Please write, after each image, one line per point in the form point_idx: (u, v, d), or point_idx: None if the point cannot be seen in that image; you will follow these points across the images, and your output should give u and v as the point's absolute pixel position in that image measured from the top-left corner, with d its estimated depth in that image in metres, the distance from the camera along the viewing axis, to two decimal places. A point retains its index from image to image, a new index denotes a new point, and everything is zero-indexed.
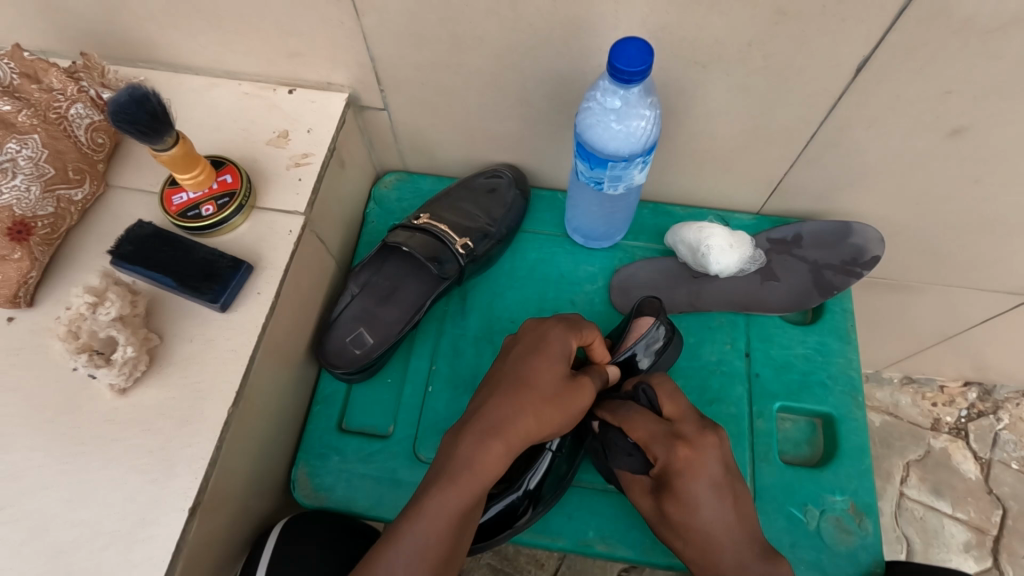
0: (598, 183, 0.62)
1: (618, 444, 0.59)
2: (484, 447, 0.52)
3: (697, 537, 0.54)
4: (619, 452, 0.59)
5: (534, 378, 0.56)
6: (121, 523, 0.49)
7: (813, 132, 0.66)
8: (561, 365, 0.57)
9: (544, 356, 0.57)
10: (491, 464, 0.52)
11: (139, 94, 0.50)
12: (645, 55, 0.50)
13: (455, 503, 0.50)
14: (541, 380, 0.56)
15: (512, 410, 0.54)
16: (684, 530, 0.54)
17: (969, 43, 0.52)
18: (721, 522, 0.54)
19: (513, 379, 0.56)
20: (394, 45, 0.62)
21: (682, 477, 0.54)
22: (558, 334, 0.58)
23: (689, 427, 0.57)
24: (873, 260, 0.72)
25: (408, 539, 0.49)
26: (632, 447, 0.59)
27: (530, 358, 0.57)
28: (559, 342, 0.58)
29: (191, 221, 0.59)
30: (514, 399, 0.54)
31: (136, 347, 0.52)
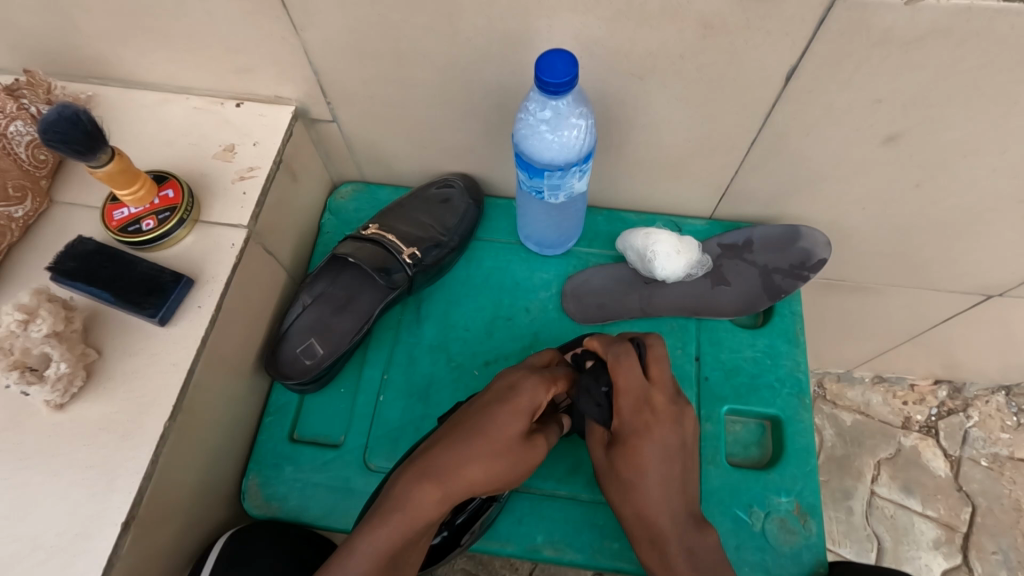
0: (539, 193, 0.62)
1: (589, 391, 0.60)
2: (420, 488, 0.50)
3: (647, 468, 0.56)
4: (588, 398, 0.60)
5: (494, 427, 0.53)
6: (53, 540, 0.49)
7: (754, 140, 0.66)
8: (524, 418, 0.54)
9: (512, 404, 0.54)
10: (423, 509, 0.50)
11: (69, 113, 0.50)
12: (570, 68, 0.50)
13: (386, 544, 0.49)
14: (500, 429, 0.53)
15: (466, 455, 0.52)
16: (627, 477, 0.56)
17: (892, 53, 0.52)
18: (671, 488, 0.56)
19: (473, 422, 0.54)
20: (336, 59, 0.63)
21: (638, 438, 0.57)
22: (534, 382, 0.56)
23: (661, 392, 0.59)
24: (819, 264, 0.73)
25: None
26: (603, 398, 0.60)
27: (495, 404, 0.55)
28: (534, 390, 0.56)
29: (133, 236, 0.59)
30: (470, 442, 0.52)
31: (70, 363, 0.52)
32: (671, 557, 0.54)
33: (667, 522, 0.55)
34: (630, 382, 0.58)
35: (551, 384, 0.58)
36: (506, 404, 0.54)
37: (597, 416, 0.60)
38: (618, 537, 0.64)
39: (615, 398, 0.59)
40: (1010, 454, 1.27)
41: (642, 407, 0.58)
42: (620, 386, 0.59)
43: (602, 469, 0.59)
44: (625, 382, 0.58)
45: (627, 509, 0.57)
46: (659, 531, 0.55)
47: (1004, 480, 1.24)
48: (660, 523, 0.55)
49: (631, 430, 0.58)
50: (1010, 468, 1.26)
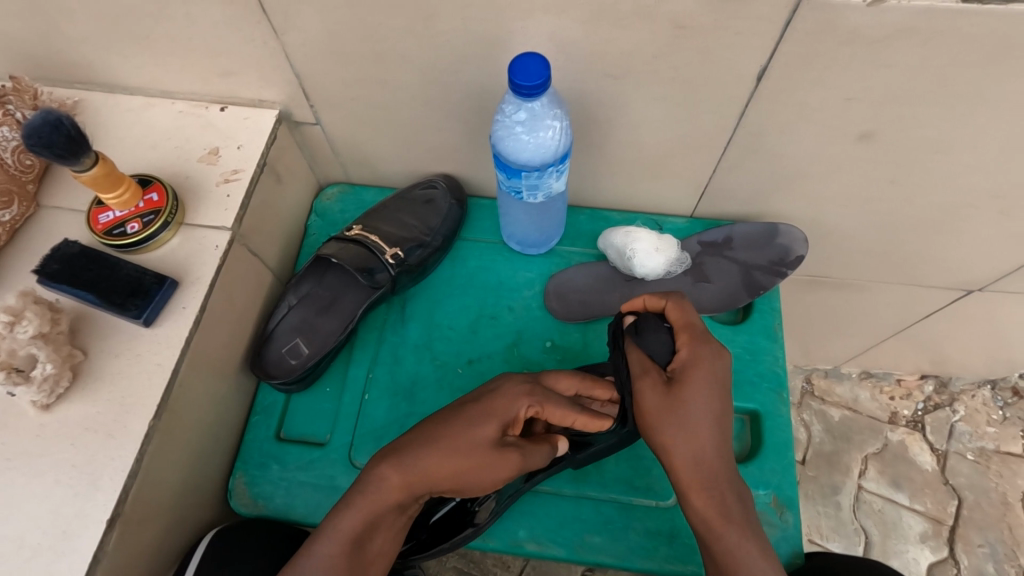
0: (518, 193, 0.63)
1: (651, 327, 0.60)
2: (383, 474, 0.53)
3: (707, 406, 0.55)
4: (653, 327, 0.60)
5: (463, 423, 0.55)
6: (39, 538, 0.50)
7: (730, 139, 0.67)
8: (494, 421, 0.55)
9: (488, 404, 0.56)
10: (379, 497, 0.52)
11: (53, 118, 0.51)
12: (542, 70, 0.52)
13: (348, 527, 0.51)
14: (470, 427, 0.55)
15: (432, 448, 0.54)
16: (685, 410, 0.54)
17: (859, 53, 0.54)
18: (717, 420, 0.54)
19: (447, 419, 0.56)
20: (317, 63, 0.64)
21: (694, 369, 0.56)
22: (516, 387, 0.58)
23: (693, 326, 0.59)
24: (798, 260, 0.74)
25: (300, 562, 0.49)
26: (666, 332, 0.60)
27: (470, 404, 0.57)
28: (515, 394, 0.57)
29: (118, 238, 0.60)
30: (436, 438, 0.54)
31: (56, 363, 0.53)
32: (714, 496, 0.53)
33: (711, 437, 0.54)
34: (682, 317, 0.60)
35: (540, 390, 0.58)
36: (480, 406, 0.56)
37: (659, 350, 0.59)
38: (599, 531, 0.66)
39: (676, 334, 0.59)
40: (996, 447, 1.28)
41: (700, 338, 0.58)
42: (689, 330, 0.59)
43: (655, 404, 0.55)
44: (676, 312, 0.60)
45: (683, 452, 0.54)
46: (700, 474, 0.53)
47: (991, 473, 1.26)
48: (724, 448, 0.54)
49: (689, 354, 0.57)
50: (996, 461, 1.27)
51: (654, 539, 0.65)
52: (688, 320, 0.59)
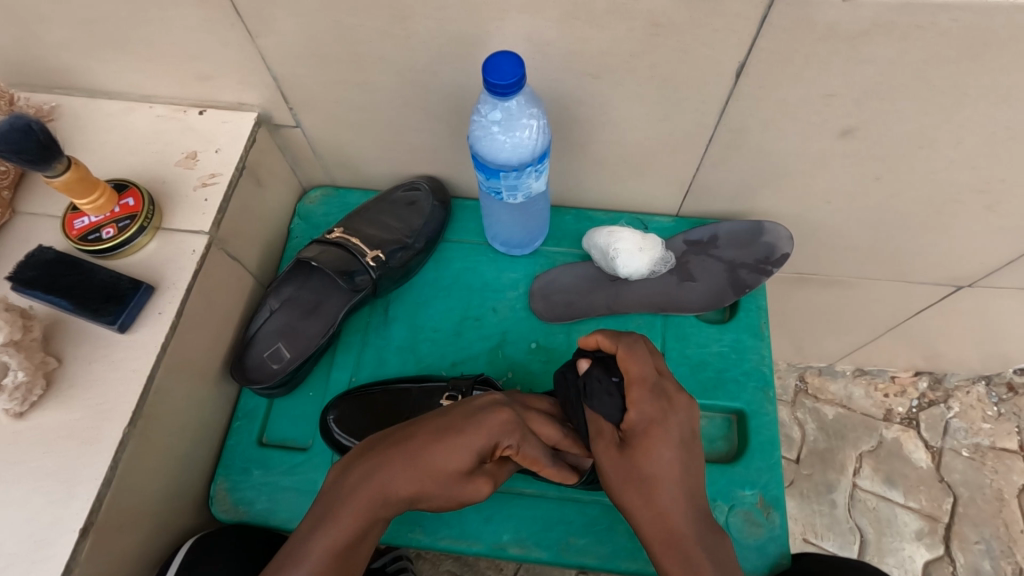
0: (497, 194, 0.63)
1: (597, 386, 0.57)
2: (367, 482, 0.51)
3: (665, 469, 0.52)
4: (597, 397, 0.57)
5: (442, 449, 0.51)
6: (11, 548, 0.49)
7: (712, 136, 0.67)
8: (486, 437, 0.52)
9: (475, 429, 0.52)
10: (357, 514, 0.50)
11: (22, 124, 0.50)
12: (516, 69, 0.51)
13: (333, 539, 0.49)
14: (451, 451, 0.51)
15: (410, 466, 0.51)
16: (641, 469, 0.52)
17: (838, 48, 0.53)
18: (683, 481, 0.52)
19: (431, 437, 0.52)
20: (294, 65, 0.63)
21: (650, 436, 0.53)
22: (502, 419, 0.54)
23: (641, 390, 0.54)
24: (783, 258, 0.74)
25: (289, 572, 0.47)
26: (613, 388, 0.56)
27: (456, 430, 0.52)
28: (504, 427, 0.53)
29: (92, 244, 0.60)
30: (419, 463, 0.51)
31: (28, 371, 0.53)
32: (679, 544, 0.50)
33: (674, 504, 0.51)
34: (631, 379, 0.55)
35: (524, 429, 0.55)
36: (466, 429, 0.52)
37: (609, 412, 0.56)
38: (583, 533, 0.65)
39: (626, 390, 0.55)
40: (991, 444, 1.27)
41: (639, 399, 0.54)
42: (636, 389, 0.55)
43: (613, 475, 0.54)
44: (628, 373, 0.55)
45: (646, 515, 0.52)
46: (667, 522, 0.51)
47: (986, 469, 1.25)
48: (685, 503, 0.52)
49: (639, 437, 0.53)
50: (991, 458, 1.26)
51: (639, 541, 0.65)
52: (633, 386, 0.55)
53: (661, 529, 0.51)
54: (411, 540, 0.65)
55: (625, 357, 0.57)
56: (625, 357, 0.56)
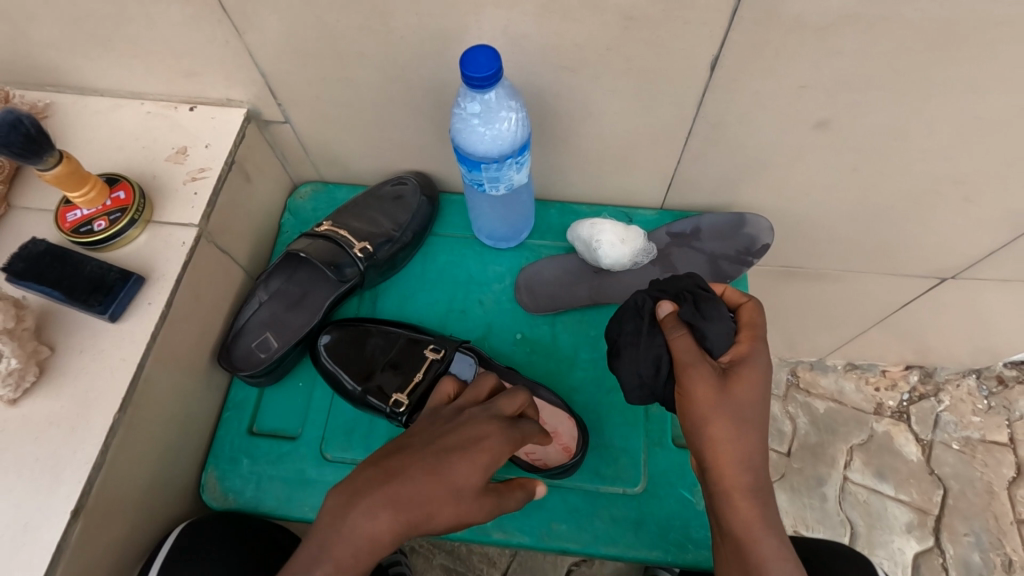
0: (480, 185, 0.64)
1: (714, 312, 0.56)
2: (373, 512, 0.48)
3: (727, 443, 0.52)
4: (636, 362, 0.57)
5: (456, 462, 0.50)
6: (4, 529, 0.51)
7: (690, 129, 0.68)
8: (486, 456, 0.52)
9: (477, 445, 0.52)
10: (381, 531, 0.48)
11: (12, 117, 0.52)
12: (493, 62, 0.52)
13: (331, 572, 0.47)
14: (461, 468, 0.50)
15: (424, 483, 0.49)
16: (701, 439, 0.53)
17: (806, 40, 0.54)
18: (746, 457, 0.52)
19: (435, 458, 0.50)
20: (280, 61, 0.65)
21: (752, 368, 0.54)
22: (500, 434, 0.53)
23: (700, 367, 0.53)
24: (763, 249, 0.75)
25: None
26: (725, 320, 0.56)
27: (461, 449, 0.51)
28: (501, 442, 0.53)
29: (84, 236, 0.61)
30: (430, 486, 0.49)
31: (22, 358, 0.54)
32: (738, 517, 0.51)
33: (740, 477, 0.52)
34: (687, 355, 0.54)
35: (517, 439, 0.54)
36: (467, 446, 0.51)
37: (716, 343, 0.55)
38: (565, 519, 0.66)
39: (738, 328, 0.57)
40: (981, 437, 1.28)
41: (698, 372, 0.53)
42: (696, 361, 0.53)
43: (704, 400, 0.52)
44: (682, 344, 0.54)
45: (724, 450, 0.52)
46: (731, 492, 0.52)
47: (976, 462, 1.26)
48: (749, 476, 0.52)
49: (699, 407, 0.53)
50: (981, 450, 1.27)
51: (620, 526, 0.66)
52: (689, 364, 0.53)
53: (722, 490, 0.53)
54: None
55: (682, 328, 0.55)
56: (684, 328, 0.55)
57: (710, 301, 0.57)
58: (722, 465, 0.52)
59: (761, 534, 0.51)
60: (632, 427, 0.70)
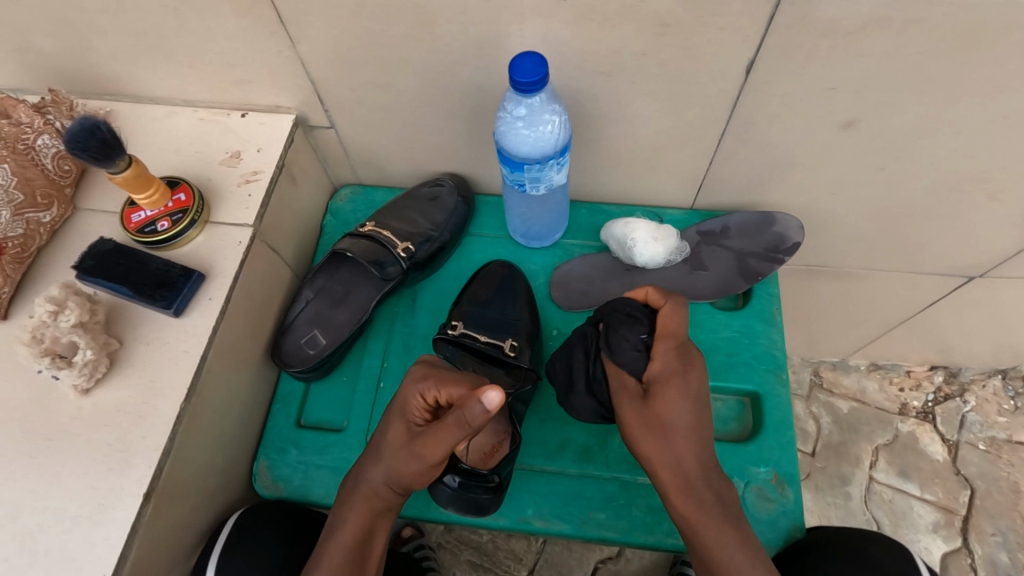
0: (521, 185, 0.67)
1: (625, 341, 0.62)
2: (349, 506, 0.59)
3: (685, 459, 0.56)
4: (626, 350, 0.62)
5: (391, 429, 0.58)
6: (79, 511, 0.54)
7: (722, 131, 0.70)
8: (399, 418, 0.58)
9: (390, 470, 0.57)
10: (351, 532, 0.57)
11: (90, 124, 0.56)
12: (539, 68, 0.55)
13: (354, 527, 0.58)
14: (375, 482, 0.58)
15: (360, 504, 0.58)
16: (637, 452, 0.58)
17: (837, 43, 0.57)
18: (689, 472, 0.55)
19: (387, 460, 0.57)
20: (329, 69, 0.68)
21: (662, 385, 0.57)
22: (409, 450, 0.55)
23: (623, 396, 0.60)
24: (793, 247, 0.77)
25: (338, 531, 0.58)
26: (641, 345, 0.61)
27: (394, 469, 0.56)
28: (409, 460, 0.55)
29: (149, 236, 0.65)
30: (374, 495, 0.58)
31: (95, 350, 0.58)
32: (699, 521, 0.55)
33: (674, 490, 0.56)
34: (662, 385, 0.58)
35: (417, 447, 0.55)
36: (392, 461, 0.57)
37: (633, 366, 0.61)
38: (604, 508, 0.68)
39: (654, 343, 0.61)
40: (1007, 437, 1.28)
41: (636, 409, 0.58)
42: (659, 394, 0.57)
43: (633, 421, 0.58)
44: (657, 367, 0.59)
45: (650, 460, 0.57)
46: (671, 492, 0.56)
47: (1001, 462, 1.25)
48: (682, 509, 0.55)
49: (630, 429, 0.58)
50: (1006, 450, 1.27)
51: (657, 515, 0.68)
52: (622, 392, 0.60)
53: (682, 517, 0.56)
54: (439, 513, 0.69)
55: (665, 354, 0.59)
56: (670, 338, 0.60)
57: (623, 326, 0.63)
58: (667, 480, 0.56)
59: (704, 522, 0.54)
60: None
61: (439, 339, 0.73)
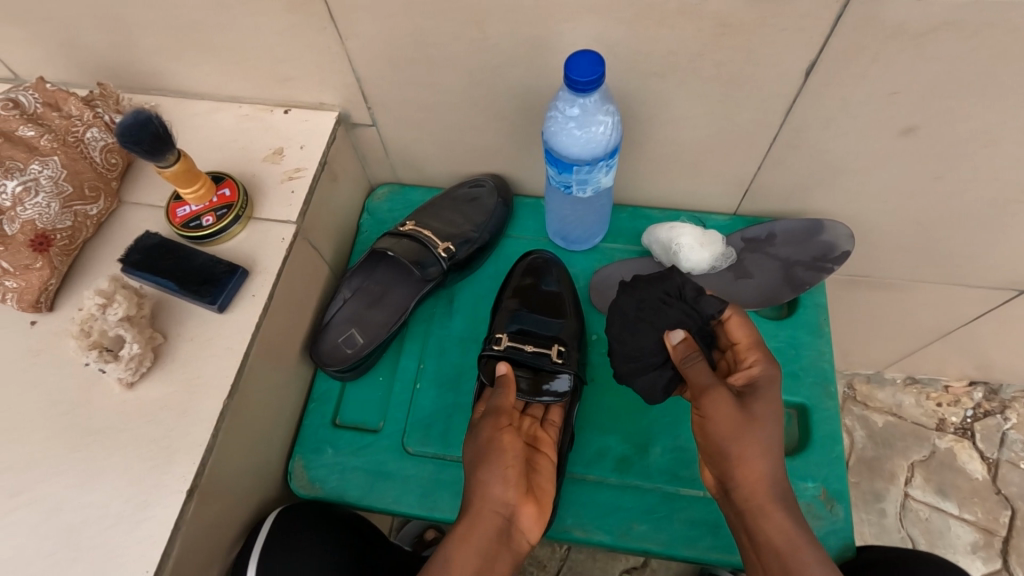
0: (567, 187, 0.66)
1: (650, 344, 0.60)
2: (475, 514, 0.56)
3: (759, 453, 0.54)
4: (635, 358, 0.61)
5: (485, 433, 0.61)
6: (122, 506, 0.54)
7: (773, 135, 0.68)
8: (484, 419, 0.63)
9: (487, 521, 0.56)
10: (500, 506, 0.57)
11: (143, 118, 0.55)
12: (596, 67, 0.54)
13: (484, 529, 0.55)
14: (480, 553, 0.54)
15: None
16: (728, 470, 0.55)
17: (905, 47, 0.54)
18: (768, 476, 0.54)
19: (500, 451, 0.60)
20: (375, 66, 0.67)
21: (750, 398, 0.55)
22: (506, 475, 0.58)
23: (714, 393, 0.54)
24: (842, 257, 0.74)
25: (461, 530, 0.56)
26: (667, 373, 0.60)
27: (498, 452, 0.60)
28: (494, 484, 0.57)
29: (194, 231, 0.65)
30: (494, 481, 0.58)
31: (141, 344, 0.58)
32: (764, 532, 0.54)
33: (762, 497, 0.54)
34: (765, 390, 0.55)
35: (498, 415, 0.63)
36: (495, 462, 0.59)
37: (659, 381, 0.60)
38: (645, 519, 0.67)
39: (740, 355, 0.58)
40: None
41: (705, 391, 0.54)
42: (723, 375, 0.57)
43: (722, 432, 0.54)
44: (745, 374, 0.56)
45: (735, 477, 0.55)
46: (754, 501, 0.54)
47: None
48: (755, 500, 0.54)
49: (720, 432, 0.54)
50: None
51: (700, 528, 0.66)
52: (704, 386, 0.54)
53: (750, 504, 0.54)
54: None
55: (763, 359, 0.56)
56: (753, 347, 0.58)
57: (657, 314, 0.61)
58: (741, 472, 0.54)
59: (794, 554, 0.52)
60: None
61: (485, 356, 0.70)
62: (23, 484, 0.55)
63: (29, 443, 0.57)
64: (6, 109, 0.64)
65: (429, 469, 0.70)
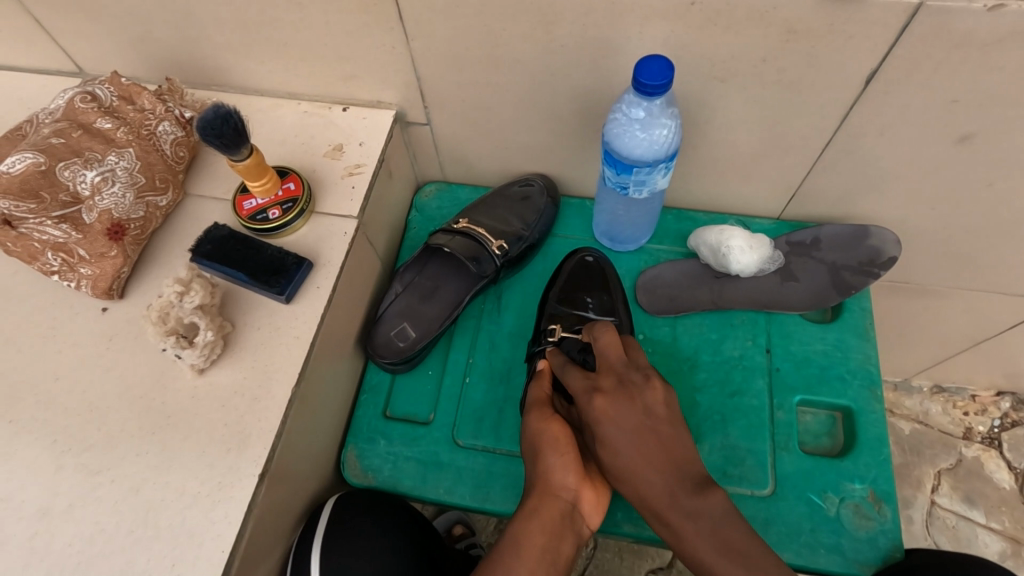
0: (624, 188, 0.67)
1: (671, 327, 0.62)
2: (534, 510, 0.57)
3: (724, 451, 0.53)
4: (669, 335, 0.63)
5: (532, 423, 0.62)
6: (199, 488, 0.56)
7: (827, 141, 0.70)
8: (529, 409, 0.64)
9: (552, 504, 0.57)
10: (563, 491, 0.58)
11: (224, 112, 0.57)
12: (666, 72, 0.55)
13: (541, 524, 0.56)
14: (549, 536, 0.56)
15: (534, 560, 0.54)
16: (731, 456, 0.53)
17: (970, 56, 0.55)
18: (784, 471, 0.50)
19: (552, 442, 0.60)
20: (438, 65, 0.69)
21: None
22: (562, 462, 0.59)
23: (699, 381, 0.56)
24: (890, 261, 0.74)
25: (524, 532, 0.56)
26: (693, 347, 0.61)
27: (546, 443, 0.60)
28: (559, 472, 0.58)
29: (260, 223, 0.66)
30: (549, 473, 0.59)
31: (214, 331, 0.59)
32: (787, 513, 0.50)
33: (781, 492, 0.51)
34: None
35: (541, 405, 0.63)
36: (550, 455, 0.59)
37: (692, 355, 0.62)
38: None
39: None
40: None
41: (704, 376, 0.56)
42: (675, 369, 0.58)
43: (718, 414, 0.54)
44: None
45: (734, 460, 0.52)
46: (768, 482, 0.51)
47: None
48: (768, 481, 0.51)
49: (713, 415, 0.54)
50: None
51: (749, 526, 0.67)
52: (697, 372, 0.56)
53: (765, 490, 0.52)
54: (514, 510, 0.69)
55: None
56: None
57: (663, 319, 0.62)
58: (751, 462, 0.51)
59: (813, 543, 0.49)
60: (758, 429, 0.72)
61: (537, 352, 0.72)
62: (104, 464, 0.57)
63: (107, 425, 0.58)
64: (85, 102, 0.66)
65: (480, 461, 0.72)
